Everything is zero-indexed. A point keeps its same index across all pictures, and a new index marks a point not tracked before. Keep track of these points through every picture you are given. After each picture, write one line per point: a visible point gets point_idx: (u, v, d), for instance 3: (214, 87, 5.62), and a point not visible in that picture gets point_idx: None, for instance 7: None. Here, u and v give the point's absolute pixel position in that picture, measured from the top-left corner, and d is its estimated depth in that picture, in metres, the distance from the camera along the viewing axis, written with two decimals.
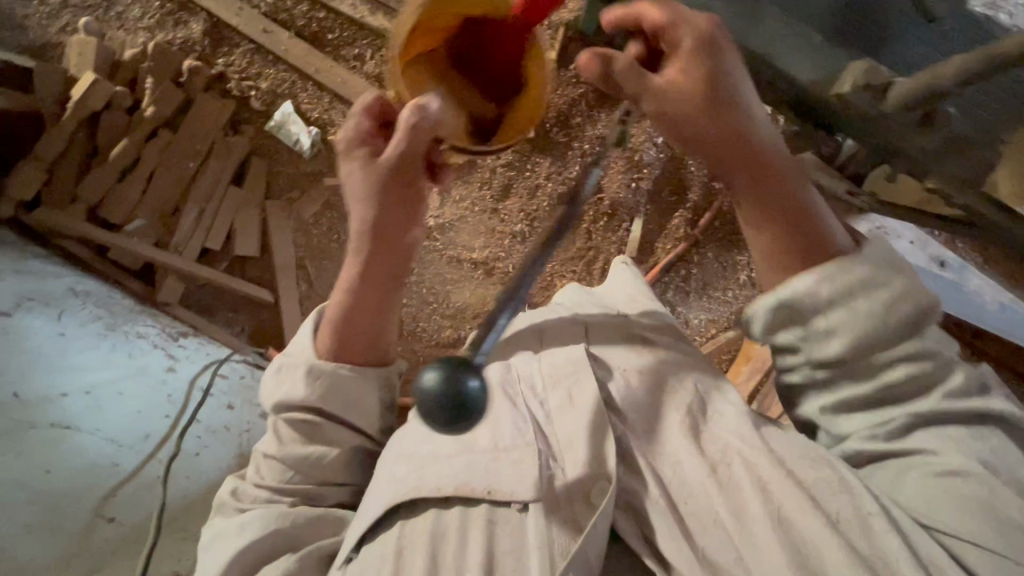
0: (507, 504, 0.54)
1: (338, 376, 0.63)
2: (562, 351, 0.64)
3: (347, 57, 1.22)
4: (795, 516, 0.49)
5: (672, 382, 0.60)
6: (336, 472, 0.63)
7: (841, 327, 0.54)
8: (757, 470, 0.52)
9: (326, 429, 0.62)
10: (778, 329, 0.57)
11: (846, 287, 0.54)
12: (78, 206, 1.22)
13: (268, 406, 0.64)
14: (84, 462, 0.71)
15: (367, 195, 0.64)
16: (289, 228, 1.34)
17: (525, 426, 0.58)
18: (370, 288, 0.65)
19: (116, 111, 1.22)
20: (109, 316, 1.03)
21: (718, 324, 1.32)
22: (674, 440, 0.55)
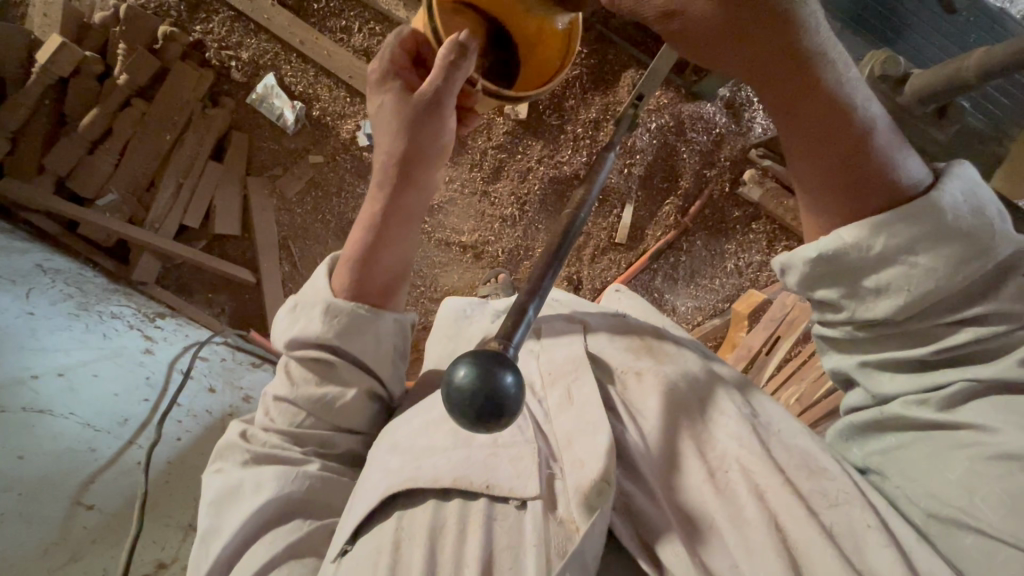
0: (505, 500, 0.52)
1: (354, 316, 0.62)
2: (562, 348, 0.64)
3: (332, 29, 1.23)
4: (789, 524, 0.47)
5: (673, 383, 0.59)
6: (350, 416, 0.62)
7: (900, 285, 0.48)
8: (754, 476, 0.51)
9: (340, 370, 0.61)
10: (820, 284, 0.52)
11: (906, 238, 0.47)
12: (45, 179, 1.15)
13: (281, 344, 0.63)
14: (60, 447, 0.68)
15: (396, 124, 0.64)
16: (271, 206, 1.30)
17: (526, 422, 0.57)
18: (394, 228, 0.66)
19: (86, 78, 1.15)
20: (81, 295, 0.99)
21: (704, 311, 1.33)
22: (675, 443, 0.55)
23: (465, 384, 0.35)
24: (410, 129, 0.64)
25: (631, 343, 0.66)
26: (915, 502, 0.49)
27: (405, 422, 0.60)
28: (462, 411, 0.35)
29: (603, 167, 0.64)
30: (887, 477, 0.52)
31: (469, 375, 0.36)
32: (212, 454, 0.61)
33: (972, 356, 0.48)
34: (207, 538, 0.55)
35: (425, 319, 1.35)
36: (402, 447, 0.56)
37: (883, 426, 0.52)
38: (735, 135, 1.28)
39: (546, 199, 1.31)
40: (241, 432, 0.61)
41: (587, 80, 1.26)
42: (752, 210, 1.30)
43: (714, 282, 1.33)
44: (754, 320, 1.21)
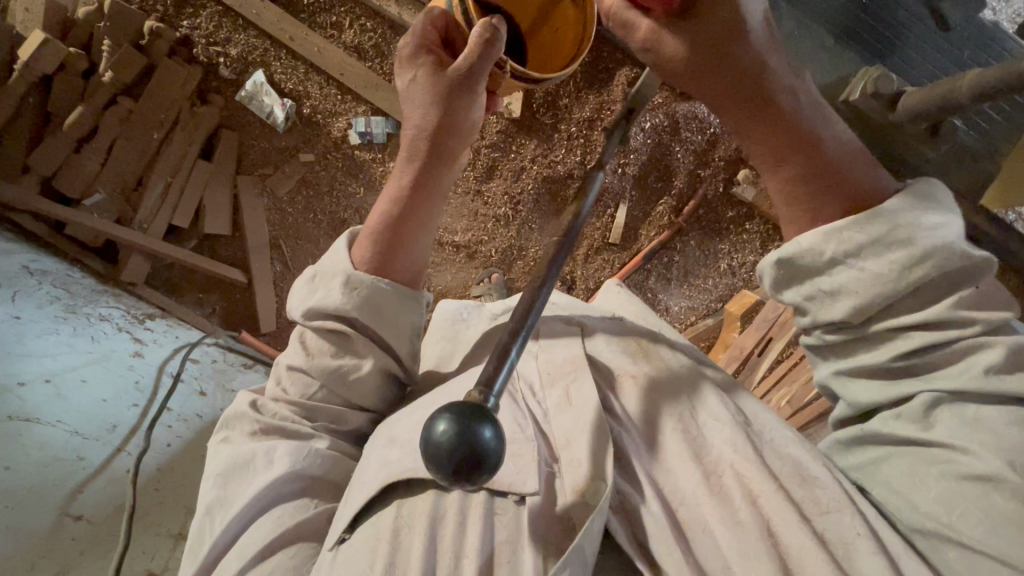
0: (505, 494, 0.51)
1: (376, 290, 0.60)
2: (562, 349, 0.64)
3: (323, 25, 1.21)
4: (780, 529, 0.48)
5: (671, 389, 0.59)
6: (364, 391, 0.61)
7: (854, 288, 0.48)
8: (747, 481, 0.51)
9: (355, 342, 0.60)
10: (788, 289, 0.52)
11: (855, 243, 0.48)
12: (31, 178, 1.13)
13: (297, 313, 0.61)
14: (47, 457, 0.68)
15: (428, 98, 0.60)
16: (262, 205, 1.29)
17: (525, 421, 0.56)
18: (421, 204, 0.62)
19: (71, 75, 1.12)
20: (68, 298, 0.97)
21: (697, 311, 1.34)
22: (670, 444, 0.55)
23: (444, 441, 0.34)
24: (445, 101, 0.60)
25: (630, 347, 0.65)
26: (892, 505, 0.49)
27: (402, 417, 0.57)
28: (434, 464, 0.35)
29: (591, 190, 0.63)
30: (870, 481, 0.52)
31: (447, 432, 0.34)
32: (221, 419, 0.61)
33: (934, 365, 0.48)
34: (212, 507, 0.54)
35: None
36: (405, 440, 0.53)
37: (861, 434, 0.52)
38: (731, 134, 1.27)
39: (540, 199, 1.30)
40: (252, 401, 0.60)
41: (581, 78, 1.25)
42: (746, 210, 1.30)
43: (707, 283, 1.33)
44: (746, 321, 1.21)
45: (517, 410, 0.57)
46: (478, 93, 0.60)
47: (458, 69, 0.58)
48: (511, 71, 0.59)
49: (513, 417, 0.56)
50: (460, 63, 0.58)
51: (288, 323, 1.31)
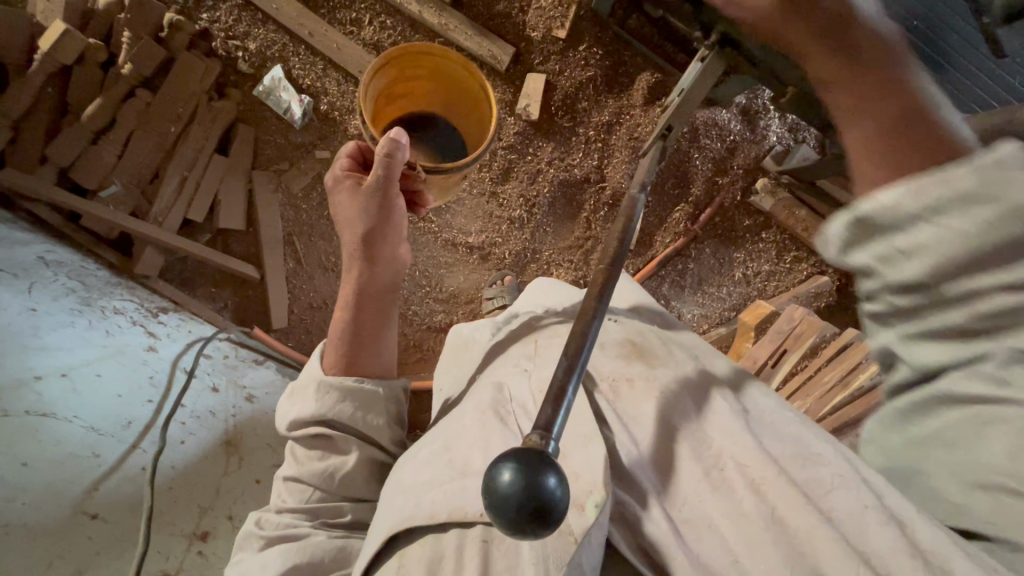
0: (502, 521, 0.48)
1: (347, 390, 0.65)
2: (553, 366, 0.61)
3: (343, 21, 1.22)
4: (789, 516, 0.44)
5: (668, 392, 0.55)
6: (357, 484, 0.63)
7: (930, 246, 0.41)
8: (745, 467, 0.47)
9: (339, 440, 0.63)
10: (855, 249, 0.46)
11: (937, 197, 0.41)
12: (48, 169, 1.12)
13: (285, 430, 0.66)
14: (63, 454, 0.68)
15: (355, 214, 0.73)
16: (277, 201, 1.28)
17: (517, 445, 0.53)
18: (371, 302, 0.73)
19: (90, 65, 1.12)
20: (84, 290, 0.98)
21: (711, 319, 1.33)
22: (661, 430, 0.52)
23: (512, 489, 0.33)
24: (369, 213, 0.72)
25: (623, 349, 0.63)
26: (947, 476, 0.44)
27: (409, 460, 0.59)
28: (499, 513, 0.33)
29: (635, 213, 0.63)
30: (931, 456, 0.46)
31: (514, 482, 0.33)
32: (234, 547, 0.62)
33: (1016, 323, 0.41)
34: None
35: (430, 319, 1.32)
36: (407, 486, 0.54)
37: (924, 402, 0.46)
38: (751, 142, 1.26)
39: (554, 203, 1.29)
40: (256, 519, 0.62)
41: (602, 80, 1.24)
42: (763, 218, 1.29)
43: (721, 290, 1.32)
44: (761, 331, 1.20)
45: (506, 433, 0.54)
46: (397, 192, 0.72)
47: (375, 181, 0.71)
48: (423, 170, 0.70)
49: (502, 444, 0.53)
50: (376, 174, 0.70)
51: (299, 318, 1.31)
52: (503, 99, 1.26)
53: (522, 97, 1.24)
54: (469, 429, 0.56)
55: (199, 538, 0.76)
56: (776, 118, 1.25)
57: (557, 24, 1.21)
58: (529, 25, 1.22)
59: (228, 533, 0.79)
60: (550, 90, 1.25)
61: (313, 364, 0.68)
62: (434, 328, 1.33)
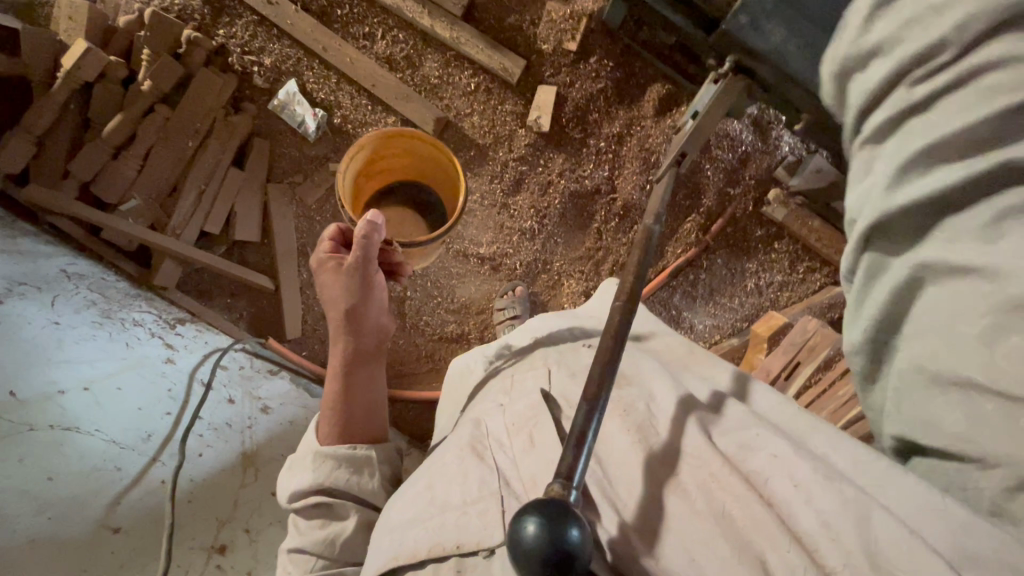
0: (474, 552, 0.52)
1: (342, 458, 0.70)
2: (523, 398, 0.64)
3: (357, 36, 1.25)
4: (732, 506, 0.46)
5: (630, 408, 0.57)
6: (358, 548, 0.66)
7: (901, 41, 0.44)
8: (695, 469, 0.49)
9: (337, 508, 0.67)
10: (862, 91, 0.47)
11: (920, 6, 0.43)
12: (70, 184, 1.14)
13: (284, 503, 0.69)
14: (86, 466, 0.69)
15: (337, 292, 0.77)
16: (291, 213, 1.30)
17: (490, 478, 0.56)
18: (356, 373, 0.77)
19: (111, 82, 1.14)
20: (105, 303, 1.00)
21: (722, 330, 1.32)
22: (624, 445, 0.54)
23: (535, 545, 0.34)
24: (351, 290, 0.76)
25: None
26: (943, 359, 0.42)
27: (396, 499, 0.62)
28: (524, 566, 0.34)
29: (652, 245, 0.65)
30: (927, 343, 0.43)
31: (537, 535, 0.34)
32: None
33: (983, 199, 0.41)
34: None
35: (443, 329, 1.33)
36: (395, 521, 0.58)
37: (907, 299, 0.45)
38: (762, 153, 1.26)
39: (565, 213, 1.30)
40: None
41: (612, 91, 1.24)
42: (775, 230, 1.29)
43: (733, 301, 1.31)
44: (774, 343, 1.20)
45: (482, 468, 0.58)
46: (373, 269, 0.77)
47: (354, 261, 0.75)
48: (398, 246, 0.76)
49: (477, 477, 0.57)
50: (354, 255, 0.75)
51: (313, 328, 1.32)
52: (515, 110, 1.27)
53: (533, 110, 1.25)
54: (449, 465, 0.60)
55: (218, 550, 0.77)
56: (786, 130, 1.24)
57: (566, 36, 1.22)
58: (540, 38, 1.23)
59: (246, 546, 0.80)
60: (561, 102, 1.25)
61: (309, 435, 0.73)
62: (447, 338, 1.34)
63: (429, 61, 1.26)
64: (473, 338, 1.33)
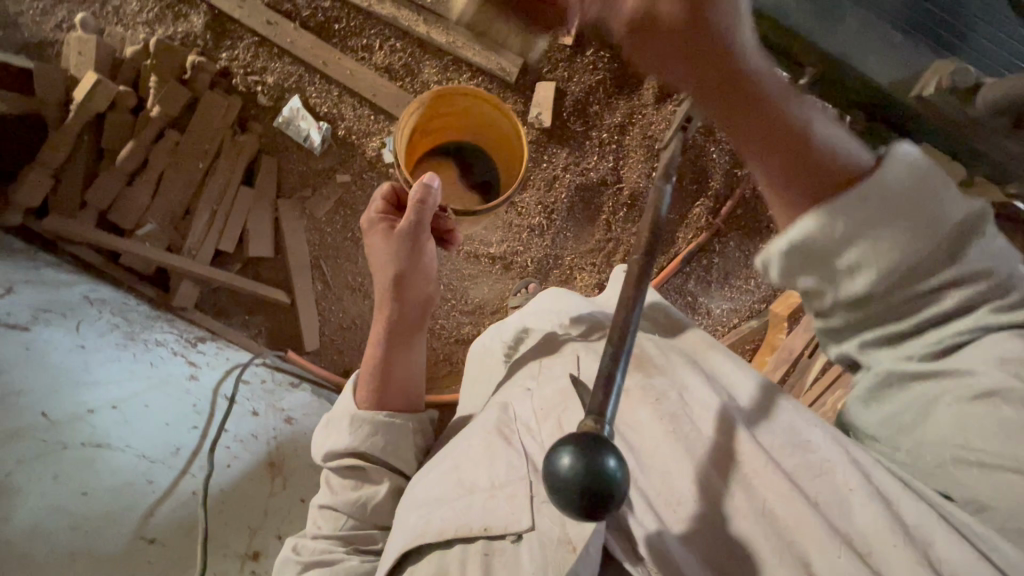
0: (502, 536, 0.56)
1: (379, 424, 0.71)
2: (551, 384, 0.66)
3: (355, 48, 1.27)
4: (776, 504, 0.49)
5: (663, 398, 0.60)
6: (385, 512, 0.69)
7: (867, 261, 0.45)
8: (740, 465, 0.52)
9: (370, 471, 0.69)
10: (798, 275, 0.47)
11: (851, 215, 0.44)
12: (87, 213, 1.17)
13: (319, 459, 0.72)
14: (119, 480, 0.70)
15: (385, 258, 0.78)
16: (302, 227, 1.31)
17: (518, 461, 0.60)
18: (399, 338, 0.79)
19: (121, 111, 1.17)
20: (128, 325, 1.02)
21: (740, 313, 1.31)
22: (656, 435, 0.57)
23: (571, 473, 0.35)
24: (397, 255, 0.78)
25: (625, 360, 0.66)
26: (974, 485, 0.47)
27: (421, 479, 0.66)
28: (561, 495, 0.35)
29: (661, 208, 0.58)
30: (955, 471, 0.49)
31: (572, 464, 0.35)
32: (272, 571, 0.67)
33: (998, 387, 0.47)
34: None
35: (458, 332, 1.33)
36: (420, 503, 0.62)
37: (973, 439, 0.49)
38: None
39: (573, 207, 1.30)
40: (293, 546, 0.67)
41: (611, 82, 1.25)
42: None
43: (749, 284, 1.31)
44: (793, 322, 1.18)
45: (510, 452, 0.61)
46: (425, 235, 0.77)
47: (406, 226, 0.76)
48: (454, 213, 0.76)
49: (506, 460, 0.60)
50: (407, 220, 0.76)
51: (331, 339, 1.33)
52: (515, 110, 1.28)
53: (533, 107, 1.26)
54: (475, 449, 0.63)
55: (252, 558, 0.78)
56: None
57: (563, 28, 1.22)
58: None
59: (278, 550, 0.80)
60: (561, 97, 1.26)
61: (346, 396, 0.74)
62: (462, 340, 1.34)
63: (427, 67, 1.28)
64: None
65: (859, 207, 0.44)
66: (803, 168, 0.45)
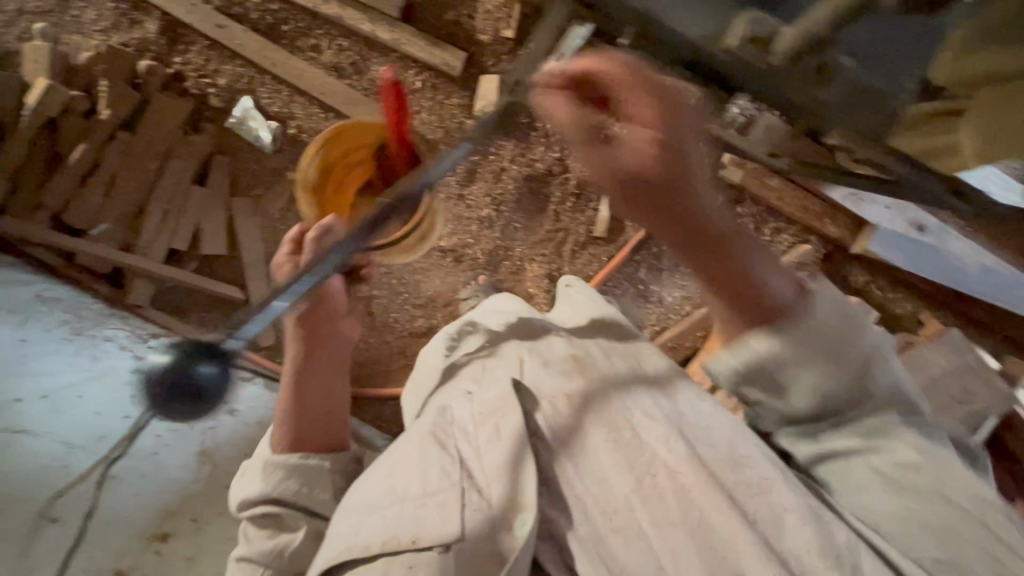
0: (428, 548, 0.60)
1: (292, 468, 0.74)
2: (492, 388, 0.76)
3: (303, 48, 1.30)
4: (712, 519, 0.59)
5: (617, 430, 0.67)
6: (304, 559, 0.70)
7: (801, 383, 0.70)
8: (680, 476, 0.63)
9: (285, 517, 0.72)
10: (741, 383, 0.72)
11: (748, 356, 0.70)
12: (43, 214, 1.20)
13: (235, 511, 0.74)
14: (29, 465, 0.75)
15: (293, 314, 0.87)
16: (255, 225, 1.33)
17: (452, 468, 0.66)
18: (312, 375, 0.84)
19: (74, 115, 1.20)
20: (78, 322, 1.04)
21: (692, 301, 1.31)
22: (596, 445, 0.67)
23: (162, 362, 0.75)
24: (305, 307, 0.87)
25: (566, 365, 0.78)
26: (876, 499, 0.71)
27: (363, 480, 0.70)
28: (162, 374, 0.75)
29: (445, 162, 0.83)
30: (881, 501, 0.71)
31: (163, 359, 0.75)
32: None
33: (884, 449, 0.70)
34: None
35: (411, 325, 1.34)
36: (359, 505, 0.66)
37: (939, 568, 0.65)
38: None
39: (521, 198, 1.30)
40: None
41: None
42: (735, 193, 1.27)
43: None
44: None
45: (445, 458, 0.68)
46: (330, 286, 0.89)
47: (308, 282, 0.87)
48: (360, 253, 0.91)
49: (438, 468, 0.66)
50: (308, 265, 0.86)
51: (287, 335, 1.34)
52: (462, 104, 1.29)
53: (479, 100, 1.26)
54: (410, 454, 0.69)
55: (159, 538, 0.81)
56: None
57: (504, 23, 1.25)
58: (478, 29, 1.26)
59: (191, 535, 0.83)
60: None
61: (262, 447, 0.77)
62: (415, 334, 1.35)
63: (375, 65, 1.29)
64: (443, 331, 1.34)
65: (726, 278, 0.69)
66: (717, 279, 0.69)
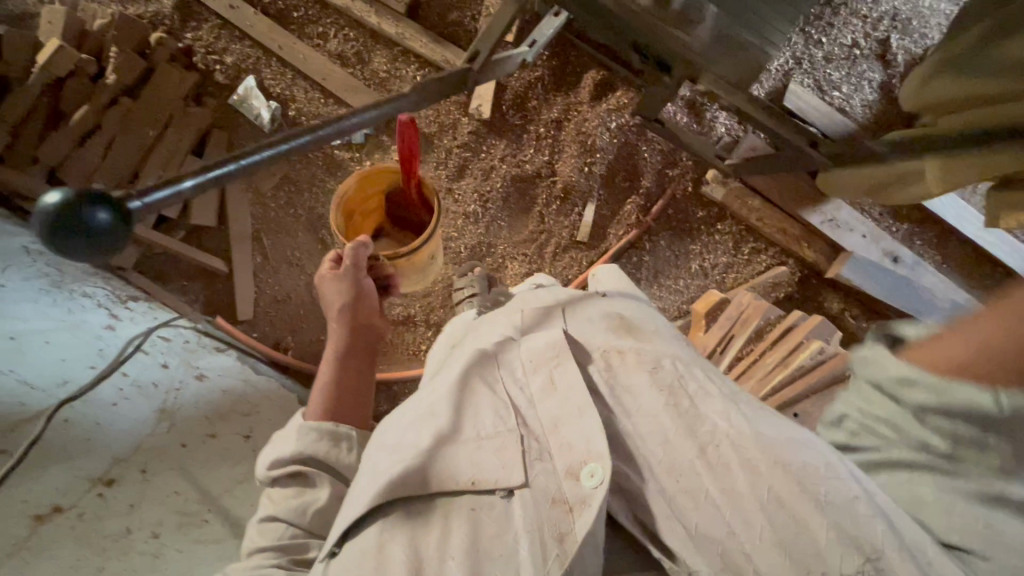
0: (490, 492, 0.53)
1: (324, 431, 0.70)
2: (540, 335, 0.62)
3: (311, 35, 1.35)
4: (784, 496, 0.49)
5: (657, 366, 0.59)
6: (329, 517, 0.66)
7: None
8: (740, 439, 0.52)
9: (309, 475, 0.67)
10: None
11: None
12: (37, 168, 1.22)
13: (262, 468, 0.68)
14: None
15: (338, 294, 0.86)
16: (246, 200, 1.37)
17: (505, 412, 0.57)
18: (344, 358, 0.83)
19: (81, 78, 1.24)
20: (60, 275, 1.01)
21: (668, 313, 1.31)
22: (650, 406, 0.57)
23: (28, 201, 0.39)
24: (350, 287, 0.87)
25: (612, 322, 0.65)
26: None
27: (393, 422, 0.60)
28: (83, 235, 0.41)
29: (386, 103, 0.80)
30: None
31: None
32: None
33: None
34: None
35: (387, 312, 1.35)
36: (391, 442, 0.57)
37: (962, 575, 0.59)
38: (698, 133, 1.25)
39: (508, 198, 1.33)
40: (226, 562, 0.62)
41: (550, 79, 1.29)
42: (717, 210, 1.29)
43: (678, 283, 1.32)
44: (712, 320, 1.16)
45: (496, 402, 0.58)
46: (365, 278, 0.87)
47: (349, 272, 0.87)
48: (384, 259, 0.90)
49: (491, 411, 0.57)
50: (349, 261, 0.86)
51: (265, 311, 1.36)
52: (458, 100, 1.33)
53: (474, 99, 1.31)
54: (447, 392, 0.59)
55: (103, 482, 0.78)
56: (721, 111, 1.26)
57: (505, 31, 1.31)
58: None
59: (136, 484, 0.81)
60: (502, 90, 1.31)
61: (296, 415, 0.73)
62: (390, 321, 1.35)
63: (378, 56, 1.33)
64: (418, 320, 1.36)
65: None
66: None
